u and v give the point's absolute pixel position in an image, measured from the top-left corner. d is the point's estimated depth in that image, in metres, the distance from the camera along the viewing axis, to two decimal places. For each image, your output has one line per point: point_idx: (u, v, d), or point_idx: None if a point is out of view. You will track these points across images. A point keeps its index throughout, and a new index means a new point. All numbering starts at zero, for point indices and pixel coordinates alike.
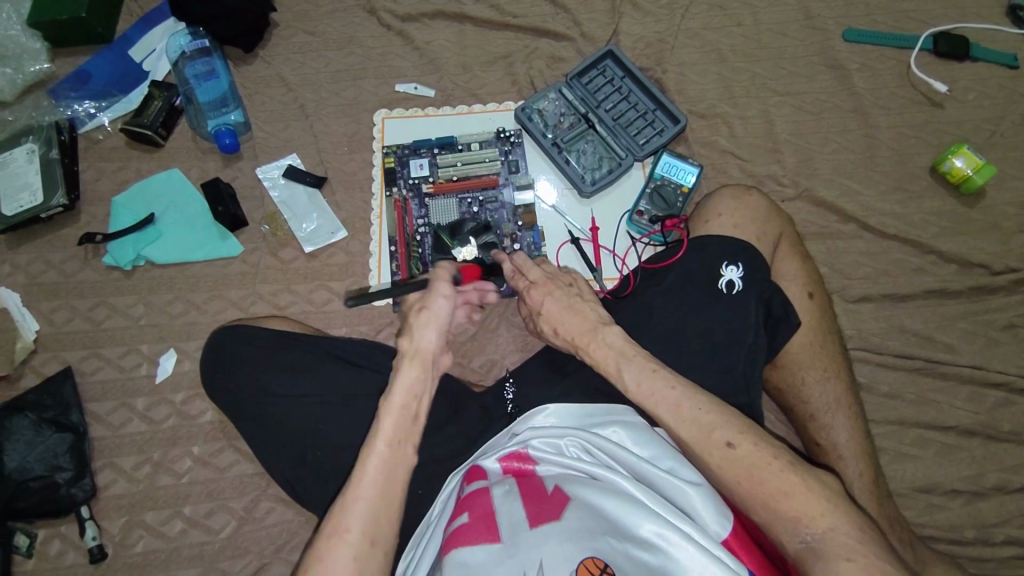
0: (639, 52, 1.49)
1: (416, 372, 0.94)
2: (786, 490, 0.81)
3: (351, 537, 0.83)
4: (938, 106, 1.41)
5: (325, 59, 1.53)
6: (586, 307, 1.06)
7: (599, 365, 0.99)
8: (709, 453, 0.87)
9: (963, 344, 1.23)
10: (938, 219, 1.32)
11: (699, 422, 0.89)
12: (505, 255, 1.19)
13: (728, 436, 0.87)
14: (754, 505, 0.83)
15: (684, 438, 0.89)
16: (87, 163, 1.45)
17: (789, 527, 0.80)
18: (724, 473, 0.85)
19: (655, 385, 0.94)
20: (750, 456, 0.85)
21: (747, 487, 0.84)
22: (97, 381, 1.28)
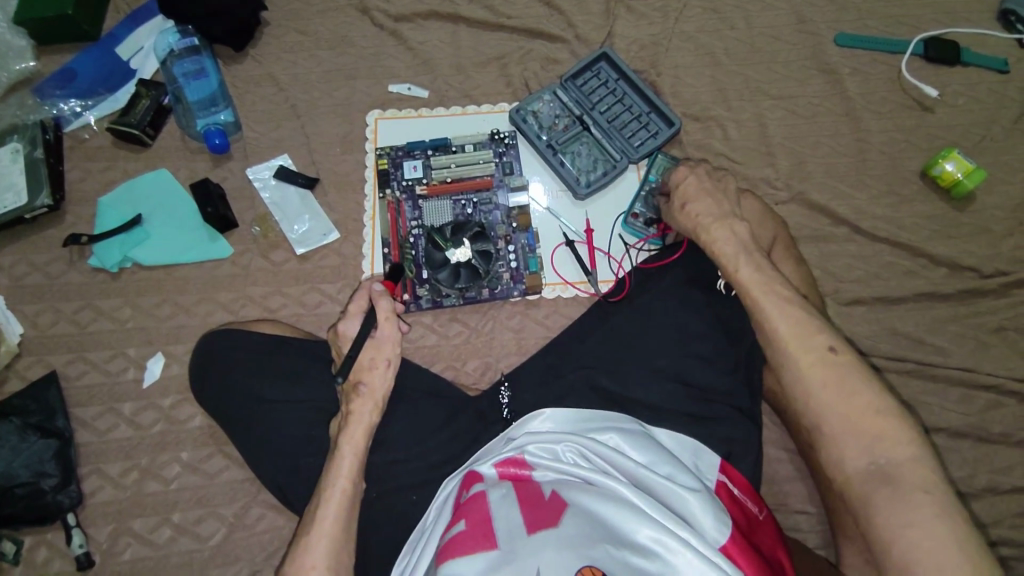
0: (633, 55, 1.49)
1: (364, 408, 1.00)
2: (872, 405, 0.88)
3: (315, 569, 0.90)
4: (928, 110, 1.42)
5: (318, 59, 1.52)
6: (717, 240, 1.06)
7: (720, 256, 1.05)
8: (809, 352, 0.94)
9: (955, 346, 1.24)
10: (930, 222, 1.33)
11: (800, 321, 0.96)
12: (703, 163, 1.17)
13: (830, 342, 0.95)
14: (834, 413, 0.90)
15: (785, 332, 0.96)
16: (74, 163, 1.43)
17: (861, 439, 0.87)
18: (814, 376, 0.92)
19: (764, 284, 1.00)
20: (845, 366, 0.92)
21: (836, 393, 0.91)
22: (83, 385, 1.25)
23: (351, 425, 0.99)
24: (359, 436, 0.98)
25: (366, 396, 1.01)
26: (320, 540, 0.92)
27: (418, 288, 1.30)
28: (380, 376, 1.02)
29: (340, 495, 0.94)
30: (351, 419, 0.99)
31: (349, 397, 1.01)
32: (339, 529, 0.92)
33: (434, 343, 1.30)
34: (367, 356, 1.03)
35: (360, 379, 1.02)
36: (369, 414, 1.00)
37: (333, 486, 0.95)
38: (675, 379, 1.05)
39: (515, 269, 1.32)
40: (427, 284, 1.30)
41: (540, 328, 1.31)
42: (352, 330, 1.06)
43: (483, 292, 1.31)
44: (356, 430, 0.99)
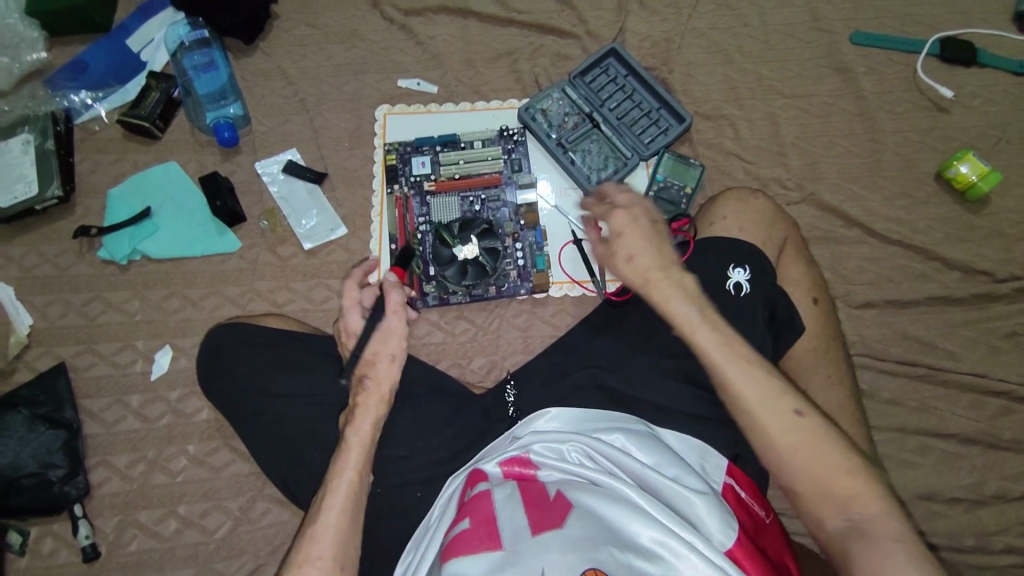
0: (645, 51, 1.47)
1: (371, 401, 0.99)
2: (843, 467, 0.85)
3: (321, 560, 0.87)
4: (944, 111, 1.40)
5: (327, 53, 1.52)
6: (671, 297, 0.97)
7: (674, 318, 0.96)
8: (777, 418, 0.88)
9: (968, 351, 1.22)
10: (944, 224, 1.31)
11: (764, 385, 0.91)
12: (638, 200, 1.07)
13: (796, 405, 0.89)
14: (806, 479, 0.86)
15: (752, 399, 0.90)
16: (84, 155, 1.43)
17: (836, 500, 0.85)
18: (783, 444, 0.87)
19: (726, 341, 0.94)
20: (814, 428, 0.88)
21: (808, 458, 0.86)
22: (92, 377, 1.25)
23: (359, 416, 0.98)
24: (366, 428, 0.97)
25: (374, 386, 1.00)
26: (328, 528, 0.90)
27: (426, 285, 1.30)
28: (389, 367, 1.02)
29: (346, 486, 0.93)
30: (359, 410, 0.99)
31: (356, 388, 1.00)
32: (348, 519, 0.91)
33: (440, 340, 1.29)
34: (371, 349, 1.03)
35: (370, 370, 1.01)
36: (375, 405, 0.99)
37: (340, 477, 0.93)
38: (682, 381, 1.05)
39: (523, 267, 1.32)
40: (435, 280, 1.30)
41: (547, 327, 1.30)
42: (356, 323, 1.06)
43: (490, 290, 1.30)
44: (364, 421, 0.98)
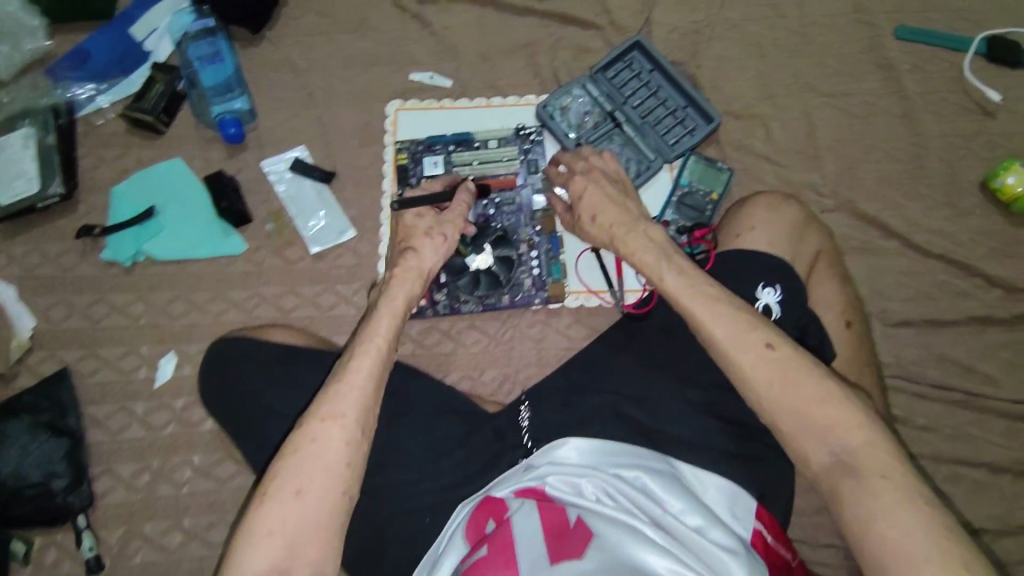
0: (672, 44, 1.39)
1: (407, 276, 1.01)
2: (820, 395, 0.79)
3: (344, 417, 0.88)
4: (990, 115, 1.31)
5: (337, 43, 1.45)
6: (636, 240, 0.95)
7: (641, 266, 0.93)
8: (745, 350, 0.83)
9: (1007, 376, 1.17)
10: (987, 238, 1.24)
11: (731, 321, 0.85)
12: (601, 158, 1.05)
13: (768, 336, 0.83)
14: (788, 414, 0.80)
15: (720, 335, 0.85)
16: (87, 148, 1.38)
17: (820, 432, 0.78)
18: (755, 378, 0.82)
19: (693, 281, 0.89)
20: (789, 359, 0.82)
21: (787, 392, 0.80)
22: (95, 383, 1.23)
23: (393, 287, 1.00)
24: (399, 301, 0.99)
25: (414, 261, 1.02)
26: (351, 390, 0.90)
27: (436, 292, 1.26)
28: (434, 244, 1.04)
29: (376, 353, 0.93)
30: (394, 282, 1.00)
31: (398, 257, 1.02)
32: (371, 388, 0.91)
33: (453, 351, 1.25)
34: (413, 229, 1.05)
35: (411, 245, 1.03)
36: (412, 280, 1.01)
37: (368, 344, 0.94)
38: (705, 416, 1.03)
39: (538, 276, 1.27)
40: (446, 289, 1.26)
41: (562, 339, 1.26)
42: (410, 216, 1.06)
43: (504, 299, 1.26)
44: (398, 293, 0.99)
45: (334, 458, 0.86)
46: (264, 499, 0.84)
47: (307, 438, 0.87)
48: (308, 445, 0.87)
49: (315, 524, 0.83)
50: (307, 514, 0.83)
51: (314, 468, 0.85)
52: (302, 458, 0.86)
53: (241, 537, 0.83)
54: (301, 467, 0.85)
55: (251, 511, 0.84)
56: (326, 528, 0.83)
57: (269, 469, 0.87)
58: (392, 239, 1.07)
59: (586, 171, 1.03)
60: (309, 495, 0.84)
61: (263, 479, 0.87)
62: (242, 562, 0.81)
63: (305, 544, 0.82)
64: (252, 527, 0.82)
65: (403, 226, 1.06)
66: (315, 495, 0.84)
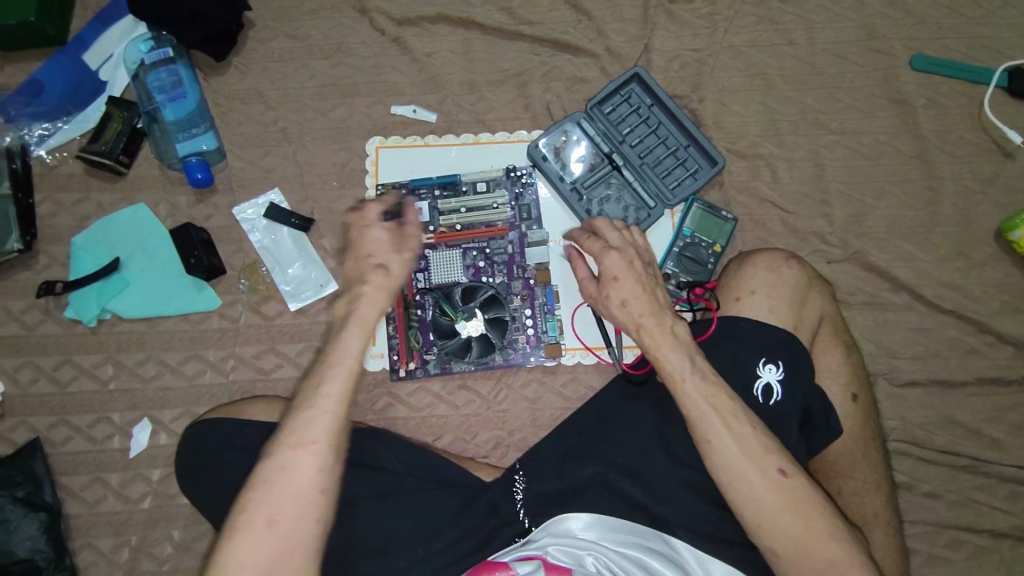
0: (673, 75, 1.29)
1: (376, 292, 0.92)
2: (824, 529, 0.83)
3: (316, 443, 0.84)
4: (1008, 156, 1.24)
5: (310, 71, 1.33)
6: (661, 342, 0.93)
7: (663, 365, 0.92)
8: (761, 476, 0.85)
9: (1011, 438, 1.14)
10: (1000, 291, 1.19)
11: (749, 441, 0.87)
12: (635, 246, 1.00)
13: (781, 463, 0.86)
14: (786, 540, 0.83)
15: (735, 450, 0.86)
16: (45, 193, 1.29)
17: (819, 564, 0.82)
18: (764, 502, 0.84)
19: (717, 392, 0.89)
20: (799, 489, 0.85)
21: (793, 520, 0.83)
22: (69, 452, 1.18)
23: (364, 305, 0.92)
24: (371, 316, 0.92)
25: (383, 278, 0.93)
26: (323, 413, 0.86)
27: (425, 352, 1.21)
28: (403, 259, 0.94)
29: (345, 375, 0.88)
30: (363, 299, 0.92)
31: (365, 274, 0.93)
32: (341, 414, 0.87)
33: (443, 413, 1.20)
34: (374, 243, 0.94)
35: (380, 258, 0.93)
36: (383, 299, 0.93)
37: (333, 365, 0.88)
38: (712, 500, 0.97)
39: (532, 334, 1.22)
40: (435, 348, 1.20)
41: (558, 398, 1.21)
42: (375, 233, 0.94)
43: (496, 358, 1.21)
44: (368, 310, 0.92)
45: (306, 488, 0.82)
46: (234, 537, 0.79)
47: (277, 470, 0.83)
48: (278, 475, 0.82)
49: (294, 552, 0.80)
50: (280, 545, 0.79)
51: (284, 497, 0.81)
52: (273, 494, 0.81)
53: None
54: (273, 498, 0.81)
55: (220, 546, 0.79)
56: (305, 562, 0.80)
57: (238, 499, 0.82)
58: (348, 248, 0.96)
59: (622, 250, 0.98)
60: (282, 526, 0.80)
61: (231, 511, 0.82)
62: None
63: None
64: (223, 564, 0.78)
65: (354, 238, 0.95)
66: (291, 525, 0.80)
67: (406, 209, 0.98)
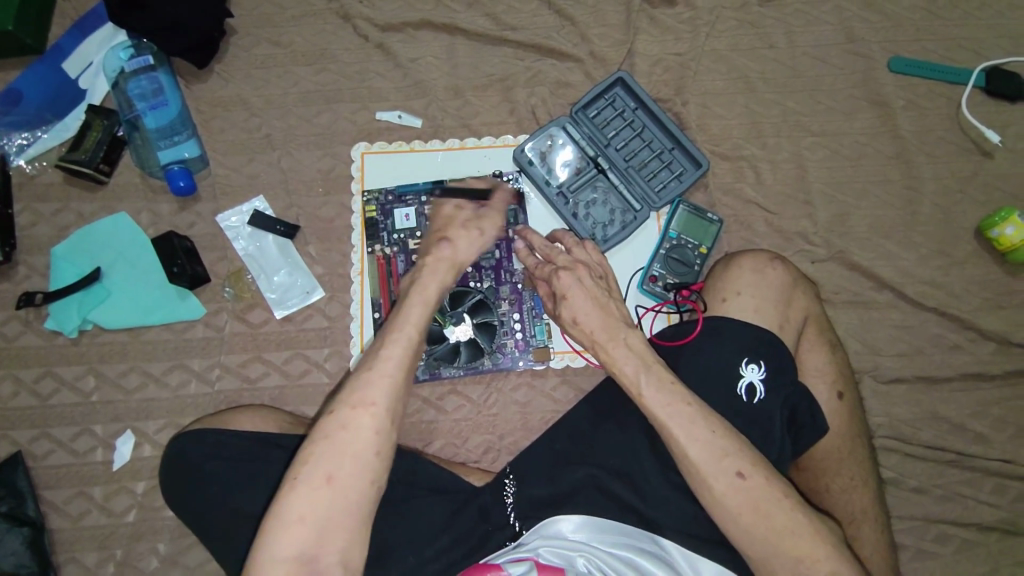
0: (656, 78, 1.30)
1: (437, 263, 0.97)
2: (787, 527, 0.83)
3: (374, 405, 0.84)
4: (987, 155, 1.26)
5: (294, 78, 1.32)
6: (617, 351, 0.94)
7: (620, 377, 0.93)
8: (718, 478, 0.85)
9: (994, 433, 1.16)
10: (980, 288, 1.21)
11: (705, 445, 0.87)
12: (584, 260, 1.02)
13: (739, 466, 0.86)
14: (750, 542, 0.84)
15: (694, 457, 0.87)
16: (24, 203, 1.27)
17: (787, 563, 0.82)
18: (728, 504, 0.85)
19: (669, 398, 0.89)
20: (758, 490, 0.85)
21: (756, 523, 0.84)
22: (51, 466, 1.16)
23: (426, 275, 0.96)
24: (433, 288, 0.95)
25: (444, 251, 0.98)
26: (383, 375, 0.86)
27: None
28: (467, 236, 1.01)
29: (406, 341, 0.89)
30: (426, 270, 0.97)
31: (431, 247, 0.99)
32: (400, 378, 0.87)
33: (431, 419, 1.20)
34: (443, 218, 1.03)
35: (447, 234, 1.01)
36: (444, 272, 0.97)
37: (400, 331, 0.90)
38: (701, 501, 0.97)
39: (521, 338, 1.22)
40: (423, 354, 1.20)
41: (548, 402, 1.21)
42: (448, 209, 1.05)
43: (485, 362, 1.20)
44: (430, 281, 0.96)
45: (364, 448, 0.82)
46: (290, 487, 0.79)
47: (337, 429, 0.82)
48: (335, 432, 0.82)
49: (343, 516, 0.79)
50: (332, 503, 0.78)
51: (342, 454, 0.81)
52: (333, 449, 0.81)
53: (269, 521, 0.78)
54: (330, 452, 0.81)
55: (279, 498, 0.79)
56: (349, 526, 0.79)
57: (300, 452, 0.83)
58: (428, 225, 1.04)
59: (570, 268, 1.00)
60: (340, 485, 0.79)
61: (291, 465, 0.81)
62: (266, 546, 0.76)
63: (331, 537, 0.77)
64: (280, 516, 0.77)
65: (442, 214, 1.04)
66: (347, 483, 0.80)
67: (493, 196, 1.12)
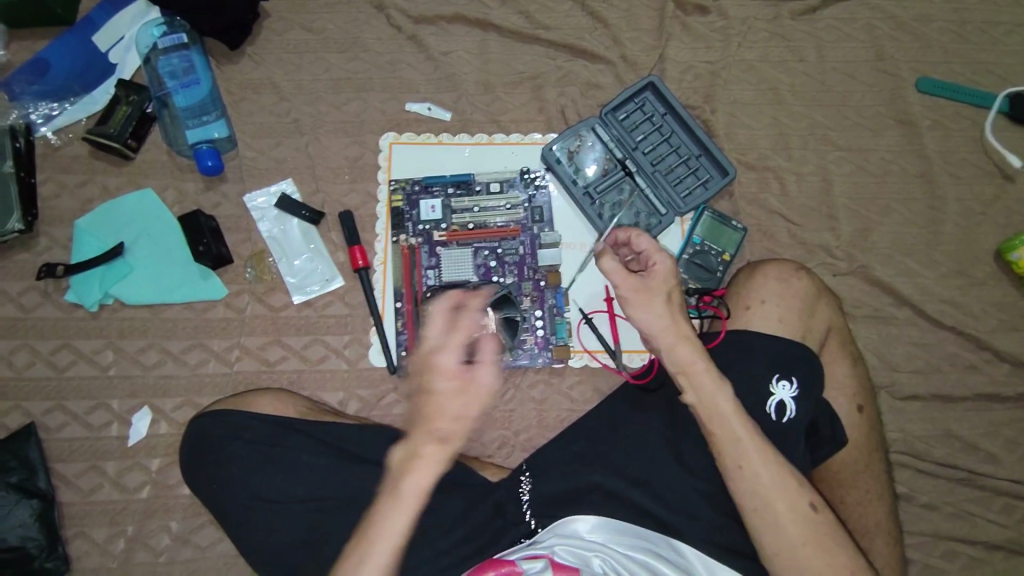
0: (686, 85, 1.31)
1: (429, 461, 0.79)
2: (847, 567, 0.85)
3: None
4: (1009, 179, 1.27)
5: (326, 64, 1.32)
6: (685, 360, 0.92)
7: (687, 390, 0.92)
8: (795, 508, 0.87)
9: (1006, 453, 1.16)
10: (997, 310, 1.22)
11: (781, 475, 0.88)
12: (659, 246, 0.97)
13: (812, 497, 0.88)
14: (805, 570, 0.85)
15: (767, 483, 0.87)
16: (49, 174, 1.26)
17: None
18: (790, 531, 0.86)
19: (747, 424, 0.90)
20: (825, 525, 0.87)
21: (817, 554, 0.85)
22: (65, 438, 1.15)
23: (415, 473, 0.80)
24: (422, 486, 0.80)
25: (434, 447, 0.79)
26: None
27: None
28: (455, 426, 0.79)
29: (388, 554, 0.79)
30: (416, 466, 0.79)
31: (422, 442, 0.80)
32: None
33: None
34: (441, 390, 0.78)
35: (437, 426, 0.79)
36: (434, 469, 0.80)
37: (382, 538, 0.79)
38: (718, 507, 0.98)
39: (542, 336, 1.22)
40: None
41: (565, 401, 1.21)
42: (445, 365, 0.78)
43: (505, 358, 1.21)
44: (420, 478, 0.80)
45: None
46: None
47: None
48: None
49: None
50: None
51: None
52: None
53: None
54: None
55: None
56: None
57: None
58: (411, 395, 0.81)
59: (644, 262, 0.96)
60: None
61: None
62: None
63: None
64: None
65: (422, 376, 0.79)
66: None
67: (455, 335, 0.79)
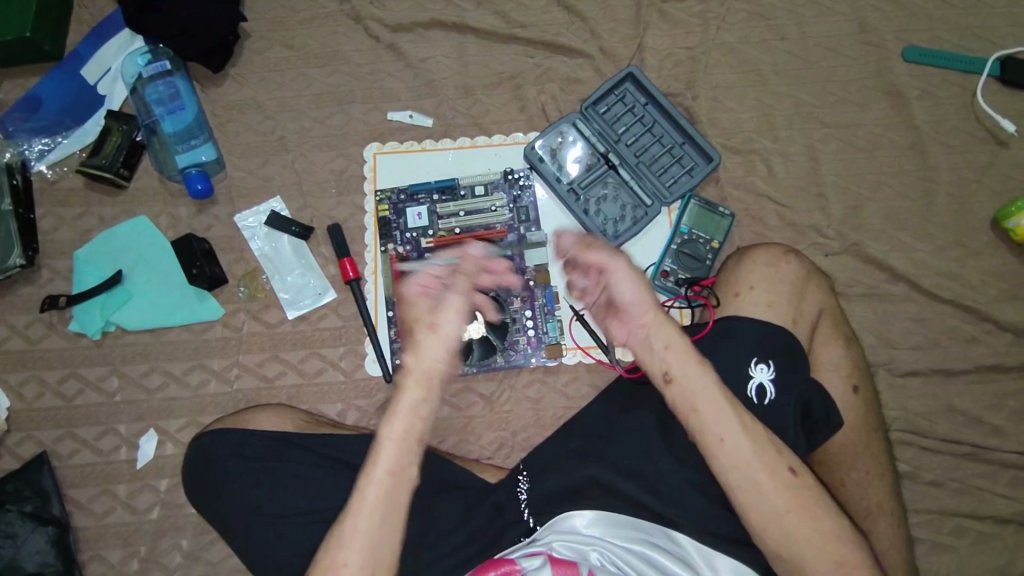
0: (666, 73, 1.30)
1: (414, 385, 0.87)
2: (833, 532, 0.84)
3: (347, 567, 0.81)
4: (1003, 145, 1.24)
5: (306, 80, 1.34)
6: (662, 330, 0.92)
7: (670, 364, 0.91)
8: (774, 476, 0.86)
9: (1013, 425, 1.14)
10: (997, 280, 1.20)
11: (757, 442, 0.87)
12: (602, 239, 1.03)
13: (791, 463, 0.87)
14: (793, 542, 0.84)
15: (746, 453, 0.86)
16: (46, 209, 1.30)
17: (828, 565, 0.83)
18: (774, 501, 0.85)
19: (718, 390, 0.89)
20: (807, 490, 0.86)
21: (804, 522, 0.84)
22: (76, 464, 1.19)
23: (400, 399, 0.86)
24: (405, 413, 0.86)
25: (417, 365, 0.87)
26: (356, 534, 0.82)
27: None
28: (442, 344, 0.87)
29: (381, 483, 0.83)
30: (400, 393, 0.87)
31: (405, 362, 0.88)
32: (374, 527, 0.82)
33: (446, 416, 1.21)
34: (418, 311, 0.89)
35: (416, 344, 0.88)
36: (420, 391, 0.86)
37: (377, 470, 0.84)
38: (714, 497, 0.97)
39: (533, 335, 1.23)
40: None
41: (560, 398, 1.22)
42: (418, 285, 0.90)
43: (497, 360, 1.22)
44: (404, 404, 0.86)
45: None
46: None
47: None
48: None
49: None
50: None
51: None
52: None
53: None
54: None
55: None
56: None
57: None
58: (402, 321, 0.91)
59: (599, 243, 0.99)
60: None
61: None
62: None
63: None
64: None
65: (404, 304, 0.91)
66: None
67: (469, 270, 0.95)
